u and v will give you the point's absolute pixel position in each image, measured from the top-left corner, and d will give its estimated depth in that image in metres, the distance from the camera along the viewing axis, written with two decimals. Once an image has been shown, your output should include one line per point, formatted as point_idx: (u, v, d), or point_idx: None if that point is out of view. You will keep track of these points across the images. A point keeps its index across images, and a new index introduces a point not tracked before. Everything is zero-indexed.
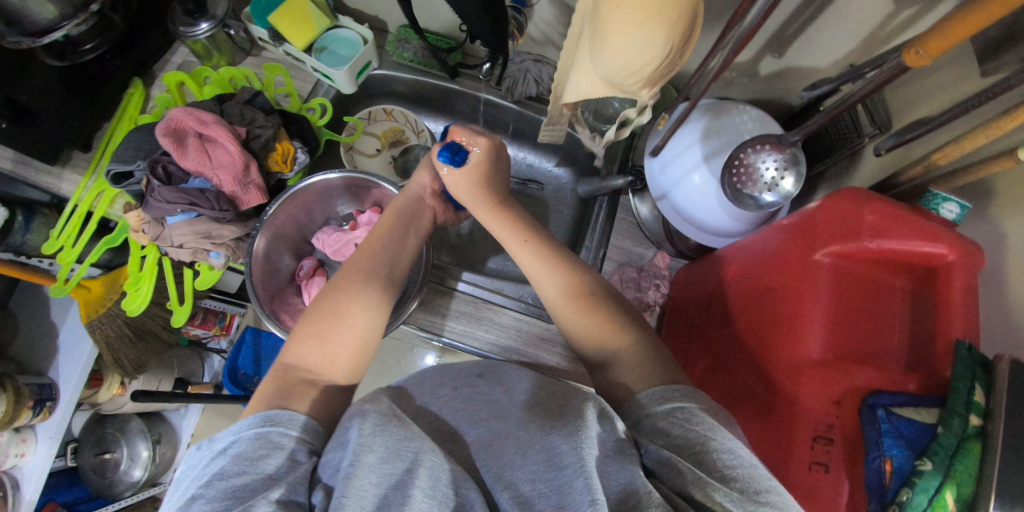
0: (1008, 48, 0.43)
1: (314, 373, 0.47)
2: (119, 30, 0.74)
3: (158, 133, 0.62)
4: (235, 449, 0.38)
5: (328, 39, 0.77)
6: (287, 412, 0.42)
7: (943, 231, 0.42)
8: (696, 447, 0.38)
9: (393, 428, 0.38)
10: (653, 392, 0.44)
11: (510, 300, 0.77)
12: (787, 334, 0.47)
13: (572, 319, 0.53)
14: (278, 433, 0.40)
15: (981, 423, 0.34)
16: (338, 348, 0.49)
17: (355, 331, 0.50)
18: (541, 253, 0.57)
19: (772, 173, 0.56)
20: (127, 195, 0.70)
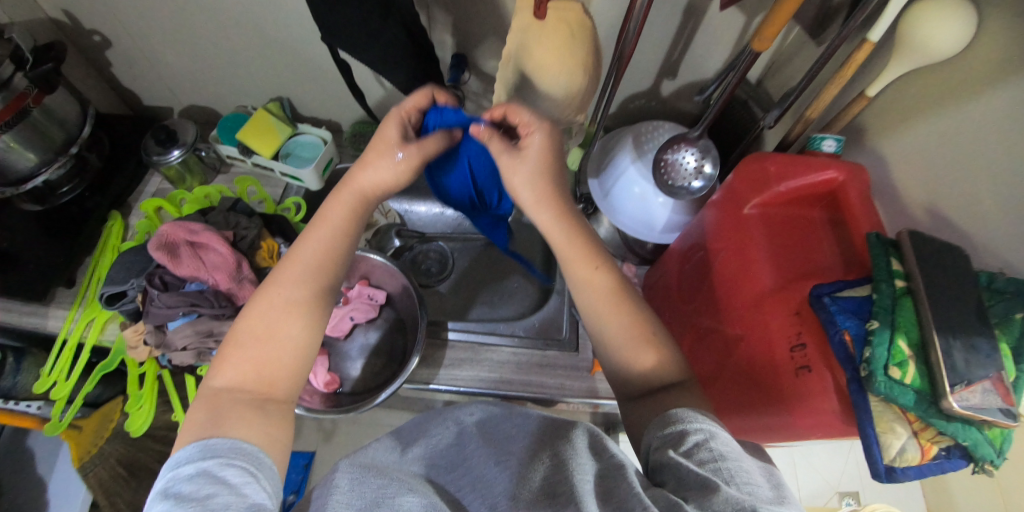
0: (830, 23, 0.58)
1: (250, 394, 0.44)
2: (94, 169, 0.83)
3: (152, 249, 0.68)
4: (178, 490, 0.36)
5: (292, 145, 0.87)
6: (229, 441, 0.40)
7: (829, 161, 0.53)
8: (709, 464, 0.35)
9: (371, 478, 0.39)
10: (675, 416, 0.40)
11: (504, 338, 0.78)
12: (743, 275, 0.55)
13: (580, 278, 0.51)
14: (218, 467, 0.38)
15: (905, 284, 0.43)
16: (279, 369, 0.46)
17: (293, 347, 0.47)
18: (566, 223, 0.51)
19: (693, 164, 0.66)
20: (121, 316, 0.74)
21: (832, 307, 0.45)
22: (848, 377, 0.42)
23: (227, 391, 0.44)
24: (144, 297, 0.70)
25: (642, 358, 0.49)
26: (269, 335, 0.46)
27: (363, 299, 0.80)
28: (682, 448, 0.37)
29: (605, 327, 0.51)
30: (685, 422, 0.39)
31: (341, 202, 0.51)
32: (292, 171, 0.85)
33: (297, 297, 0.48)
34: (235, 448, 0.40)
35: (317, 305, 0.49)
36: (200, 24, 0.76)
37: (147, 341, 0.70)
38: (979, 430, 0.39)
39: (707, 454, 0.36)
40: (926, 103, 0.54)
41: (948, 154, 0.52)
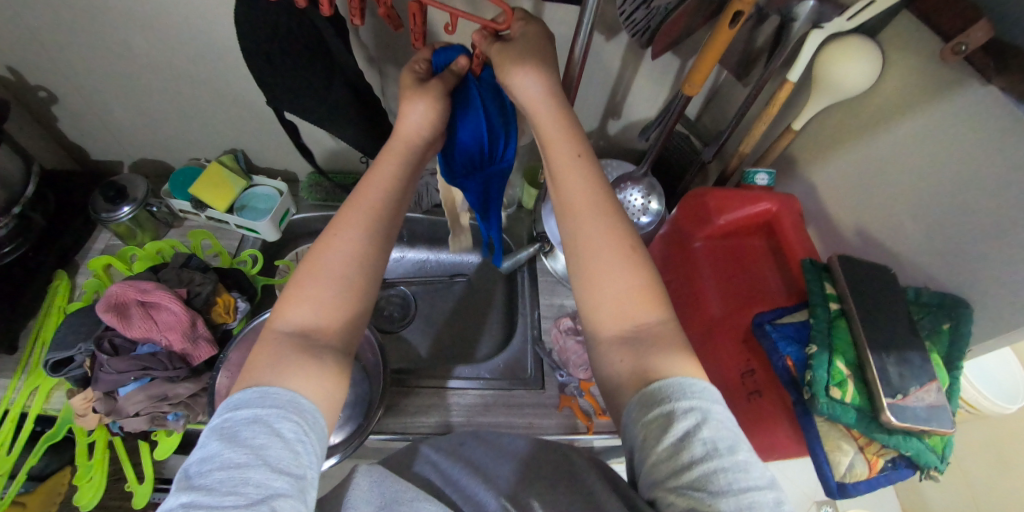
0: (752, 66, 0.62)
1: (309, 334, 0.43)
2: (39, 228, 0.79)
3: (100, 311, 0.65)
4: (233, 436, 0.36)
5: (247, 198, 0.86)
6: (289, 393, 0.39)
7: (763, 193, 0.56)
8: (705, 462, 0.34)
9: (389, 483, 0.40)
10: (673, 391, 0.37)
11: (471, 381, 0.78)
12: (693, 304, 0.58)
13: (580, 221, 0.46)
14: (276, 417, 0.37)
15: (839, 305, 0.46)
16: (336, 309, 0.44)
17: (337, 283, 0.45)
18: (578, 169, 0.48)
19: (639, 201, 0.68)
20: (67, 383, 0.71)
21: (772, 334, 0.47)
22: (794, 399, 0.45)
23: (294, 332, 0.43)
24: (92, 362, 0.68)
25: (638, 313, 0.42)
26: (322, 275, 0.45)
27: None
28: (674, 437, 0.35)
29: (602, 307, 0.43)
30: (676, 402, 0.37)
31: (395, 153, 0.52)
32: (248, 223, 0.84)
33: (354, 237, 0.47)
34: (291, 401, 0.38)
35: (376, 244, 0.47)
36: (150, 80, 0.76)
37: (97, 409, 0.67)
38: (920, 439, 0.41)
39: (703, 452, 0.34)
40: (844, 135, 0.58)
41: (869, 179, 0.56)
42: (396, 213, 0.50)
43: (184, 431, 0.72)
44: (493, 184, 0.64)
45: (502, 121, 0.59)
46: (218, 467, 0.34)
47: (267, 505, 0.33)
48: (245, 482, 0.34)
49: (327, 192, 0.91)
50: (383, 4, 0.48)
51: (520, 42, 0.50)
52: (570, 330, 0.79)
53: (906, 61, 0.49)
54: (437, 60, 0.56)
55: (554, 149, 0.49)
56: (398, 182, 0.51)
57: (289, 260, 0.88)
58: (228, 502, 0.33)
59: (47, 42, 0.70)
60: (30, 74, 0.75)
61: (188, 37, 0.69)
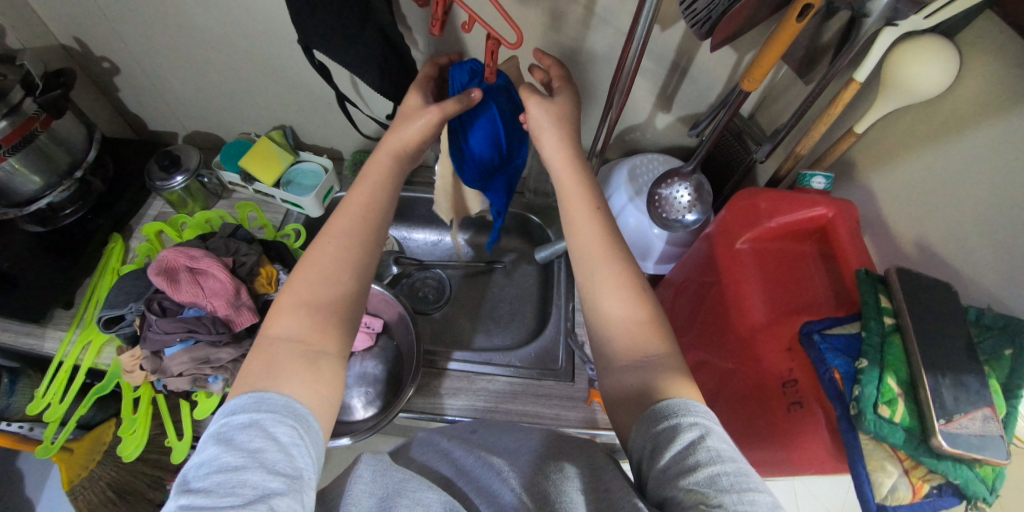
0: (815, 64, 0.60)
1: (304, 343, 0.44)
2: (98, 192, 0.84)
3: (151, 274, 0.68)
4: (229, 438, 0.37)
5: (293, 172, 0.88)
6: (283, 398, 0.40)
7: (817, 198, 0.54)
8: (709, 467, 0.34)
9: (392, 470, 0.41)
10: (672, 407, 0.38)
11: (500, 368, 0.78)
12: (734, 308, 0.56)
13: (593, 260, 0.48)
14: (270, 421, 0.38)
15: (895, 320, 0.44)
16: (331, 316, 0.46)
17: (334, 293, 0.47)
18: (583, 211, 0.50)
19: (686, 199, 0.66)
20: (118, 340, 0.75)
21: (820, 345, 0.46)
22: (839, 414, 0.43)
23: (290, 338, 0.44)
24: (143, 321, 0.71)
25: (644, 340, 0.44)
26: (312, 285, 0.46)
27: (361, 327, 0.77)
28: (679, 447, 0.35)
29: (614, 339, 0.45)
30: (679, 418, 0.37)
31: (379, 162, 0.54)
32: (293, 198, 0.86)
33: (346, 246, 0.49)
34: (285, 406, 0.39)
35: (365, 253, 0.49)
36: (207, 54, 0.78)
37: (144, 366, 0.70)
38: (971, 468, 0.39)
39: (707, 457, 0.34)
40: (909, 141, 0.55)
41: (934, 189, 0.53)
42: (382, 220, 0.52)
43: (222, 394, 0.75)
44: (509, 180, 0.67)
45: (514, 124, 0.61)
46: (216, 469, 0.35)
47: (264, 502, 0.34)
48: (242, 483, 0.34)
49: None
50: None
51: (560, 97, 0.53)
52: None
53: (988, 65, 0.46)
54: (455, 75, 0.57)
55: (570, 189, 0.51)
56: (384, 193, 0.53)
57: None
58: (225, 502, 0.33)
59: (114, 15, 0.72)
60: (96, 45, 0.78)
61: (245, 14, 0.70)
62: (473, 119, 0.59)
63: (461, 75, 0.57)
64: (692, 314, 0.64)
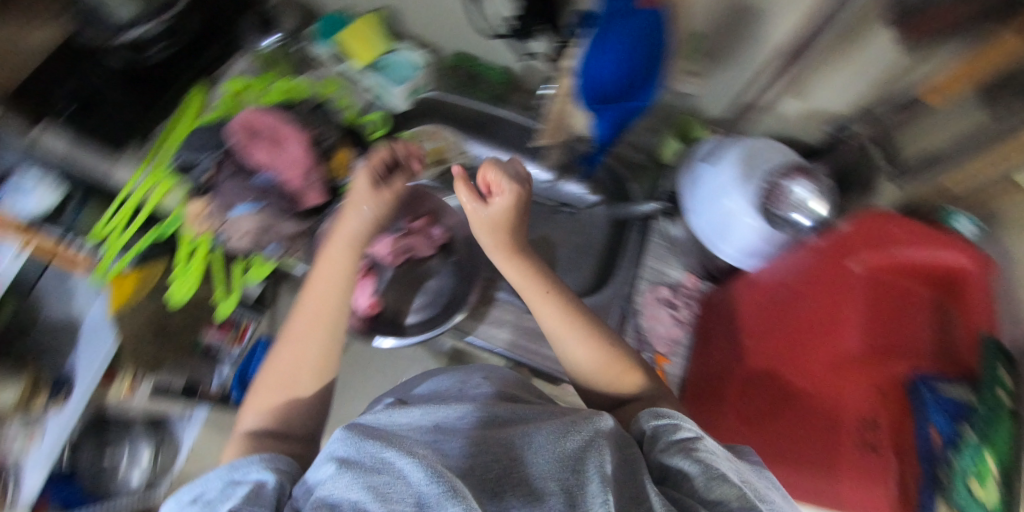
0: (1012, 96, 0.50)
1: (293, 394, 0.53)
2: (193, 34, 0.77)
3: (232, 124, 0.66)
4: (203, 497, 0.41)
5: (388, 60, 0.81)
6: (244, 456, 0.43)
7: (958, 242, 0.54)
8: (703, 455, 0.41)
9: (369, 443, 0.36)
10: (664, 414, 0.45)
11: None
12: (829, 334, 0.56)
13: (539, 307, 0.55)
14: (243, 469, 0.42)
15: (1008, 398, 0.48)
16: (302, 377, 0.54)
17: (318, 354, 0.54)
18: (549, 290, 0.56)
19: (802, 194, 0.58)
20: (187, 188, 0.74)
21: (931, 400, 0.52)
22: (925, 467, 0.52)
23: (256, 430, 0.52)
24: (216, 172, 0.71)
25: (617, 377, 0.54)
26: (295, 355, 0.53)
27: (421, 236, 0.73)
28: (675, 439, 0.42)
29: (588, 375, 0.55)
30: (675, 420, 0.44)
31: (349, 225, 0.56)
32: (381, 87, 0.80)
33: (320, 301, 0.54)
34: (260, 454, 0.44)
35: (336, 320, 0.55)
36: None
37: (207, 220, 0.68)
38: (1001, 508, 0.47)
39: (687, 452, 0.41)
40: None
41: None
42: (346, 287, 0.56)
43: (275, 265, 0.75)
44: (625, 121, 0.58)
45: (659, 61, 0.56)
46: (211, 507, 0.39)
47: None
48: None
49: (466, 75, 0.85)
50: None
51: (501, 206, 0.55)
52: (665, 301, 0.73)
53: None
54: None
55: (528, 281, 0.56)
56: (348, 251, 0.56)
57: (411, 133, 0.80)
58: None
59: None
60: None
61: None
62: (615, 35, 0.53)
63: None
64: (758, 326, 0.64)
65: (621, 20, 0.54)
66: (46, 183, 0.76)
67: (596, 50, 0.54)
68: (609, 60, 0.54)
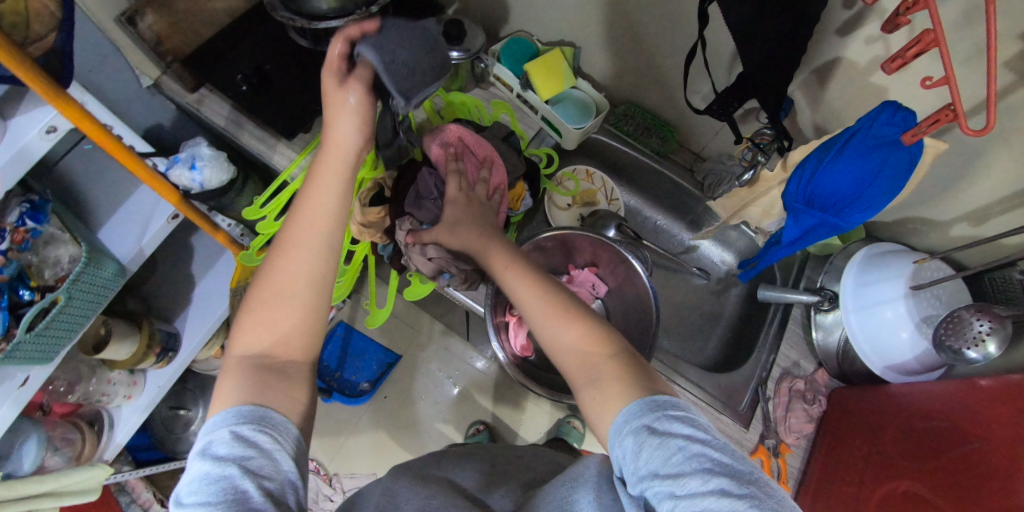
0: None
1: (270, 357, 0.45)
2: None
3: (432, 142, 0.65)
4: (214, 450, 0.38)
5: (567, 97, 0.78)
6: (261, 409, 0.40)
7: None
8: (670, 462, 0.35)
9: (270, 425, 0.40)
10: (641, 404, 0.39)
11: (690, 380, 0.74)
12: (995, 481, 0.52)
13: (509, 278, 0.51)
14: (220, 428, 0.39)
15: None
16: (292, 315, 0.46)
17: (311, 257, 0.47)
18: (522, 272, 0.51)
19: (980, 332, 0.58)
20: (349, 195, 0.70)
21: None
22: None
23: (254, 355, 0.45)
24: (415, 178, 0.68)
25: (586, 346, 0.45)
26: (296, 282, 0.47)
27: (586, 285, 0.76)
28: (648, 438, 0.36)
29: (562, 360, 0.46)
30: (653, 414, 0.38)
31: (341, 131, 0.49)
32: (558, 122, 0.77)
33: (293, 270, 0.47)
34: (236, 413, 0.40)
35: (331, 233, 0.48)
36: None
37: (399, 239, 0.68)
38: None
39: (655, 452, 0.35)
40: None
41: None
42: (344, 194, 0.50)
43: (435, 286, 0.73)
44: (820, 229, 0.59)
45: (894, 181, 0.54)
46: (221, 499, 0.35)
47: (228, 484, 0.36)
48: (214, 477, 0.36)
49: (634, 128, 0.82)
50: (946, 111, 0.45)
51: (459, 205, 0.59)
52: (799, 393, 0.72)
53: None
54: (885, 114, 0.51)
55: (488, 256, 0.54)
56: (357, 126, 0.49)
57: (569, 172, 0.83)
58: (213, 494, 0.35)
59: None
60: None
61: None
62: (854, 156, 0.53)
63: (885, 123, 0.51)
64: (908, 446, 0.62)
65: (845, 148, 0.54)
66: (218, 161, 0.70)
67: (830, 168, 0.55)
68: (848, 175, 0.54)
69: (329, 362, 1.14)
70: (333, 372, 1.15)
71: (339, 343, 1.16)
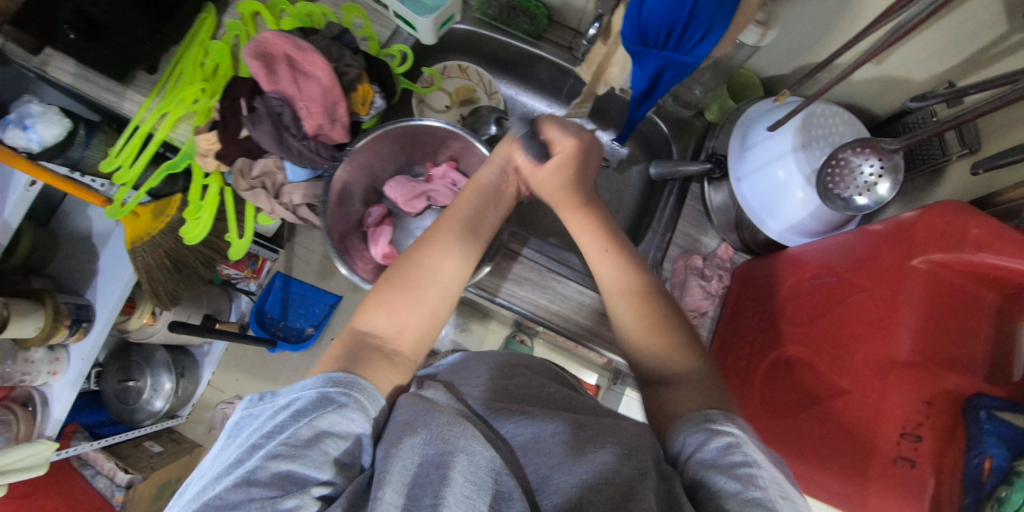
0: None
1: (383, 340, 0.47)
2: None
3: (249, 55, 0.61)
4: (296, 405, 0.40)
5: None
6: (351, 375, 0.42)
7: None
8: (739, 465, 0.36)
9: (352, 389, 0.41)
10: (710, 410, 0.41)
11: (575, 272, 0.72)
12: (875, 335, 0.48)
13: (607, 273, 0.54)
14: (303, 385, 0.41)
15: None
16: (410, 317, 0.49)
17: (450, 272, 0.52)
18: (624, 263, 0.54)
19: (868, 175, 0.52)
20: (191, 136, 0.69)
21: (984, 424, 0.40)
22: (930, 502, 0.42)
23: (373, 332, 0.48)
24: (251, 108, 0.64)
25: (677, 350, 0.49)
26: (422, 286, 0.50)
27: (446, 182, 0.70)
28: (718, 444, 0.38)
29: (650, 347, 0.50)
30: (717, 423, 0.40)
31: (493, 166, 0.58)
32: (408, 16, 0.69)
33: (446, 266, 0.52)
34: (328, 377, 0.41)
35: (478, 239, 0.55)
36: None
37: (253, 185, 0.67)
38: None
39: (725, 456, 0.37)
40: None
41: None
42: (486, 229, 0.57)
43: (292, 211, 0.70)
44: (664, 73, 0.57)
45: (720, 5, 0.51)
46: (292, 454, 0.37)
47: (306, 443, 0.38)
48: (292, 433, 0.38)
49: (500, 11, 0.74)
50: None
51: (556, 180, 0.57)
52: (696, 270, 0.68)
53: None
54: None
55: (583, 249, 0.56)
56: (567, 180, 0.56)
57: (435, 69, 0.77)
58: (291, 451, 0.37)
59: None
60: None
61: None
62: None
63: None
64: (794, 311, 0.58)
65: None
66: (48, 116, 0.68)
67: None
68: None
69: (270, 312, 1.14)
70: (277, 323, 1.15)
71: (278, 295, 1.15)
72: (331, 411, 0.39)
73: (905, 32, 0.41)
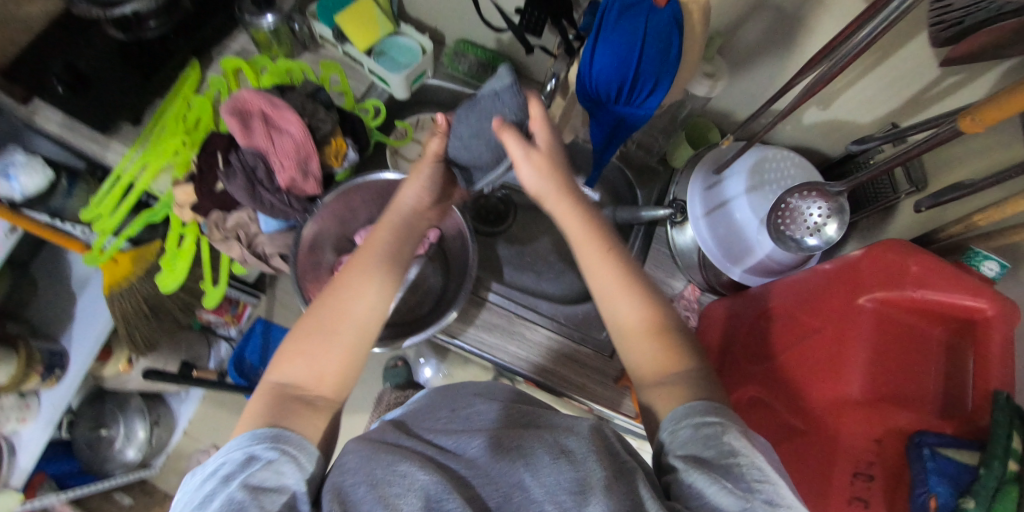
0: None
1: (301, 388, 0.45)
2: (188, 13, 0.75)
3: (225, 112, 0.62)
4: (223, 469, 0.38)
5: (388, 45, 0.75)
6: (274, 429, 0.41)
7: (984, 287, 0.43)
8: (727, 459, 0.37)
9: (281, 444, 0.40)
10: (692, 404, 0.41)
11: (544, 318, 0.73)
12: (829, 373, 0.49)
13: (601, 275, 0.48)
14: (224, 452, 0.39)
15: (1018, 468, 0.36)
16: (323, 360, 0.46)
17: (358, 317, 0.49)
18: (619, 266, 0.48)
19: (816, 219, 0.54)
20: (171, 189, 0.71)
21: (928, 462, 0.40)
22: None
23: (288, 384, 0.45)
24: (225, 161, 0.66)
25: (663, 360, 0.46)
26: (330, 329, 0.48)
27: None
28: (703, 438, 0.39)
29: (637, 358, 0.47)
30: (699, 417, 0.40)
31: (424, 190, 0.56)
32: (382, 73, 0.73)
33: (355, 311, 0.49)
34: (251, 435, 0.40)
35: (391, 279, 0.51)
36: None
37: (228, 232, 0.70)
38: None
39: (706, 451, 0.38)
40: None
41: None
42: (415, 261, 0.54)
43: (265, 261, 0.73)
44: (622, 126, 0.59)
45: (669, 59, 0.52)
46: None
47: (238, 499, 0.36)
48: (222, 496, 0.36)
49: (469, 67, 0.78)
50: None
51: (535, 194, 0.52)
52: None
53: None
54: None
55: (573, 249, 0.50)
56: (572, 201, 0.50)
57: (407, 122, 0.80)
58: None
59: None
60: None
61: None
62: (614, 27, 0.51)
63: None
64: (756, 349, 0.58)
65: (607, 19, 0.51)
66: (31, 166, 0.70)
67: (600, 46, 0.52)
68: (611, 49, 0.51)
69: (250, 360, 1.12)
70: (255, 370, 1.13)
71: (258, 342, 1.14)
72: (261, 466, 0.38)
73: (832, 75, 0.44)
